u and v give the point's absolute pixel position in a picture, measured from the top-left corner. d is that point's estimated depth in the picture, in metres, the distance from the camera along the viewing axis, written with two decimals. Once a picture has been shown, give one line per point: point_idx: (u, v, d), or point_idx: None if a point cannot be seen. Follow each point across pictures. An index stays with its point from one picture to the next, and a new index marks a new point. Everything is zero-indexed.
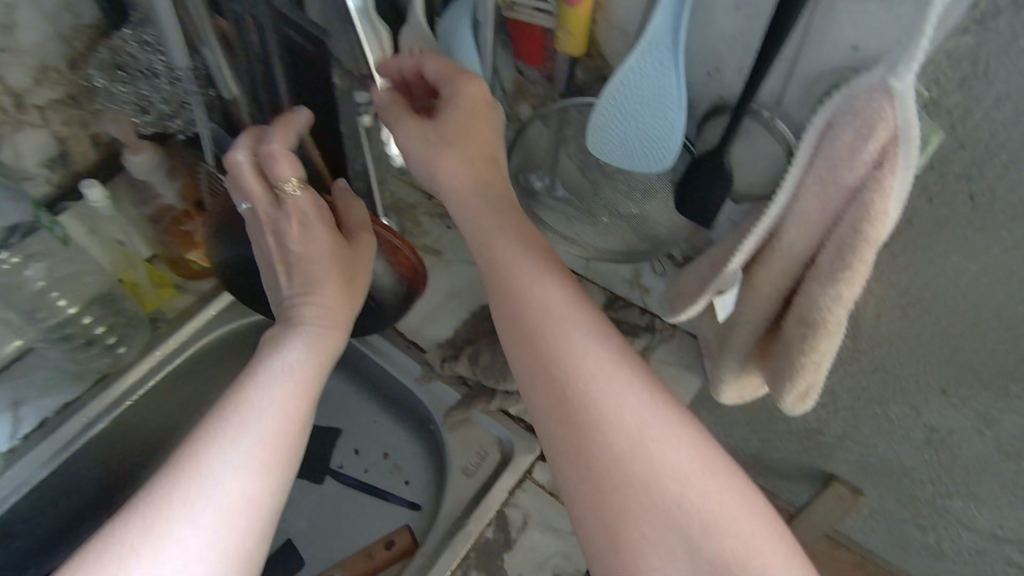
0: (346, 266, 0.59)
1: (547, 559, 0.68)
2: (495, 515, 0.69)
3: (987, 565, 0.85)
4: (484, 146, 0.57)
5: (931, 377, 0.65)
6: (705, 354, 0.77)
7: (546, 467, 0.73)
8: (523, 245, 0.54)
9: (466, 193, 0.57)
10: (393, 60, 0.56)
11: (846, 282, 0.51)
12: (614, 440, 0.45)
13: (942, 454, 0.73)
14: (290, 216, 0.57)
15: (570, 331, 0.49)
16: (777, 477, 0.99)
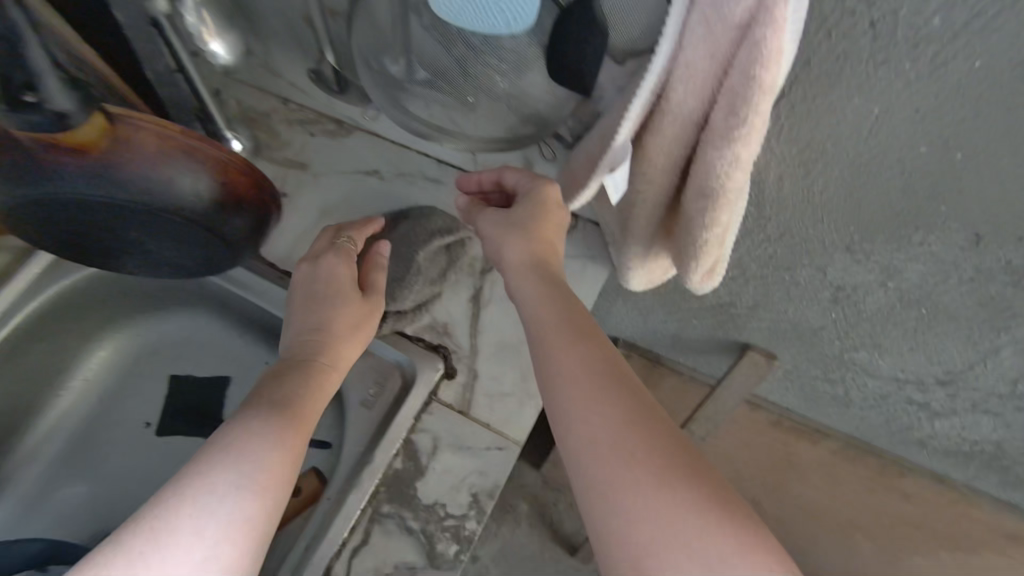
0: (354, 321, 0.63)
1: (464, 479, 0.65)
2: (402, 445, 0.65)
3: (890, 405, 0.89)
4: (554, 234, 0.58)
5: (836, 236, 0.62)
6: (610, 241, 0.72)
7: (451, 386, 0.69)
8: (571, 308, 0.52)
9: (523, 265, 0.56)
10: (475, 173, 0.65)
11: (742, 139, 0.45)
12: (638, 474, 0.41)
13: (848, 310, 0.72)
14: (330, 260, 0.65)
15: (608, 385, 0.46)
16: (697, 353, 0.99)
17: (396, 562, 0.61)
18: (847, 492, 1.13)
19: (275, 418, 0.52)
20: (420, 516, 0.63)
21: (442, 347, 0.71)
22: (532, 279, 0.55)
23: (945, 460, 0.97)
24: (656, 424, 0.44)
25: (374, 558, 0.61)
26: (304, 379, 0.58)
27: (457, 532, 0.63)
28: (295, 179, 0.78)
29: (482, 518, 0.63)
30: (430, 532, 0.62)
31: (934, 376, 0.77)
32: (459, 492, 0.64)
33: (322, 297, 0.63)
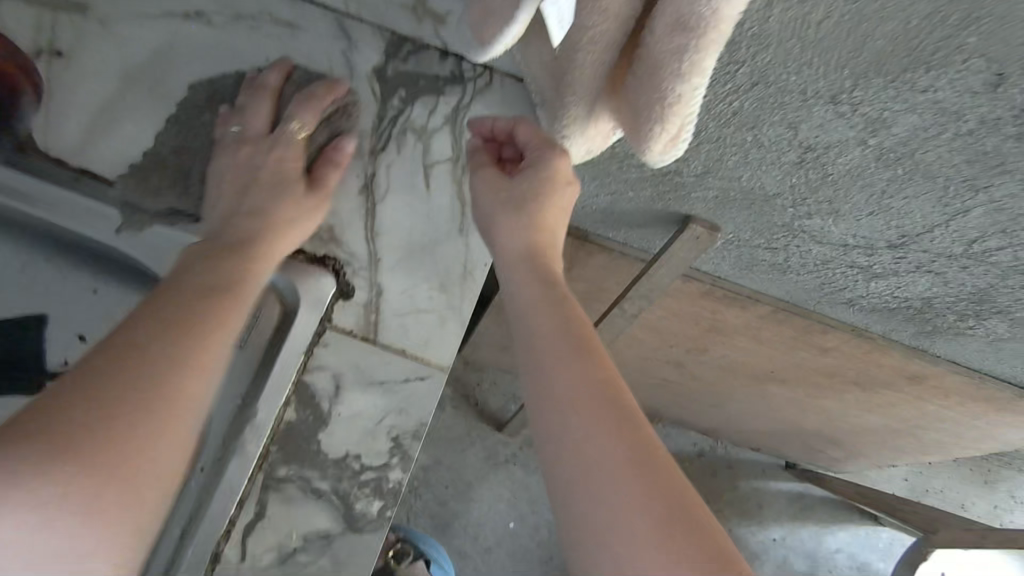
0: (294, 208, 0.58)
1: (379, 420, 0.58)
2: (293, 391, 0.57)
3: (829, 270, 0.84)
4: (551, 220, 0.58)
5: (822, 84, 0.49)
6: (540, 100, 0.57)
7: (349, 309, 0.60)
8: (569, 317, 0.53)
9: (519, 261, 0.57)
10: (488, 119, 0.59)
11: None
12: (624, 515, 0.43)
13: (813, 173, 0.62)
14: (279, 146, 0.60)
15: (605, 410, 0.47)
16: (629, 228, 0.88)
17: (306, 531, 0.55)
18: (769, 351, 1.14)
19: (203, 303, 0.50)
20: (329, 475, 0.57)
21: (330, 258, 0.61)
22: (530, 281, 0.56)
23: (868, 316, 0.97)
24: (651, 461, 0.45)
25: (276, 530, 0.55)
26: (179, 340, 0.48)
27: (379, 487, 0.57)
28: (74, 32, 0.60)
29: (405, 465, 0.58)
30: (344, 492, 0.56)
31: (886, 240, 0.71)
32: (376, 439, 0.58)
33: (262, 185, 0.58)
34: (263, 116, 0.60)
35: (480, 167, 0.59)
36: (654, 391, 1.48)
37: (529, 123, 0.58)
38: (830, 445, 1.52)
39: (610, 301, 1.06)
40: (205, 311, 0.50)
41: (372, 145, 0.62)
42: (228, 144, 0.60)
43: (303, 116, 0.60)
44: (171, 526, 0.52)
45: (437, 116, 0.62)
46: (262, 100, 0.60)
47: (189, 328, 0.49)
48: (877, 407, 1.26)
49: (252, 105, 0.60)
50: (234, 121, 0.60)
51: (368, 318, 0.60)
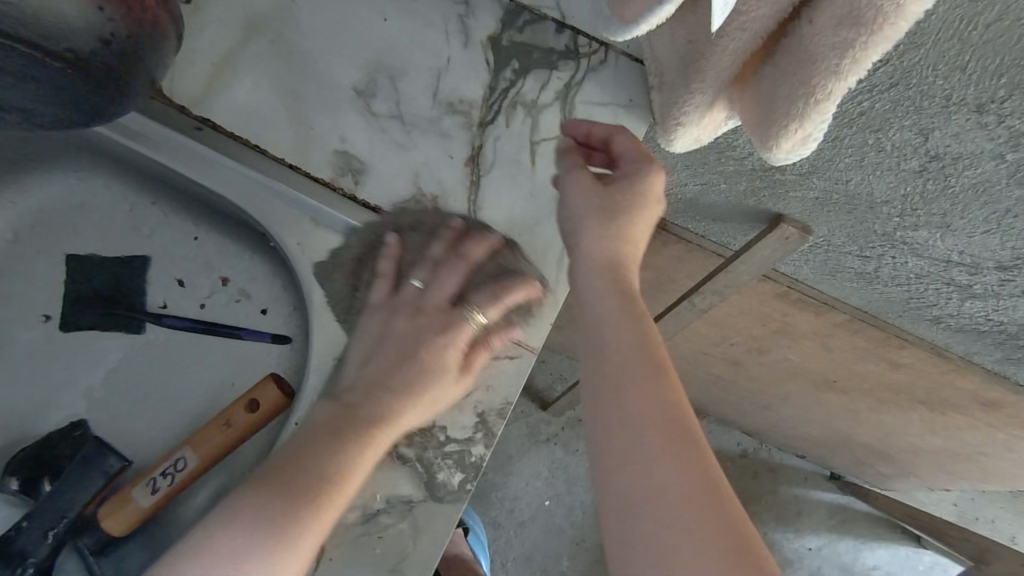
0: (437, 396, 0.56)
1: (467, 393, 0.59)
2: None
3: (922, 285, 0.81)
4: (637, 234, 0.56)
5: (970, 91, 0.46)
6: (655, 84, 0.54)
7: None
8: (648, 340, 0.51)
9: (601, 266, 0.54)
10: (588, 122, 0.56)
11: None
12: (682, 551, 0.43)
13: (933, 183, 0.59)
14: (444, 337, 0.56)
15: (675, 439, 0.47)
16: (712, 222, 0.85)
17: (388, 495, 0.56)
18: (836, 361, 1.10)
19: (343, 445, 0.52)
20: (414, 443, 0.58)
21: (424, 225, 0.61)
22: (610, 298, 0.53)
23: (954, 337, 0.92)
24: (717, 499, 0.45)
25: (361, 492, 0.56)
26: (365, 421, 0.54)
27: (462, 460, 0.58)
28: None
29: (489, 441, 0.58)
30: (429, 460, 0.57)
31: (996, 261, 0.67)
32: (462, 412, 0.58)
33: (421, 357, 0.56)
34: (446, 286, 0.57)
35: (576, 170, 0.56)
36: (705, 386, 1.46)
37: (627, 133, 0.56)
38: (882, 461, 1.47)
39: (679, 293, 1.04)
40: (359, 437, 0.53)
41: (482, 116, 0.59)
42: (380, 311, 0.58)
43: (489, 318, 0.56)
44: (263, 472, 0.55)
45: (548, 91, 0.59)
46: (451, 267, 0.57)
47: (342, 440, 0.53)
48: (940, 429, 1.21)
49: (446, 268, 0.57)
50: (418, 274, 0.58)
51: None
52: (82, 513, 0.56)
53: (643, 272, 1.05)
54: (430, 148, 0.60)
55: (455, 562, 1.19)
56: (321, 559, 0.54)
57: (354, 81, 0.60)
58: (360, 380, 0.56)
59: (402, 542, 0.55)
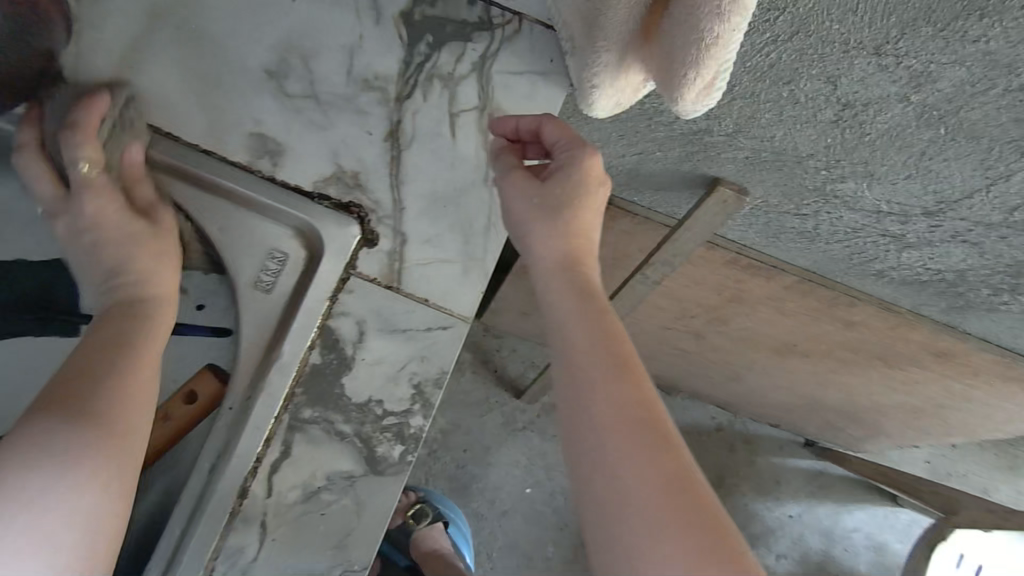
0: (143, 240, 0.57)
1: (401, 366, 0.59)
2: (318, 335, 0.58)
3: (860, 240, 0.82)
4: (582, 225, 0.55)
5: (866, 32, 0.47)
6: (569, 49, 0.54)
7: (373, 256, 0.59)
8: (607, 337, 0.51)
9: (556, 270, 0.54)
10: (512, 116, 0.55)
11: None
12: (660, 548, 0.43)
13: (849, 133, 0.60)
14: (84, 199, 0.56)
15: (642, 436, 0.47)
16: (655, 191, 0.86)
17: (330, 471, 0.57)
18: (792, 324, 1.12)
19: (127, 333, 0.53)
20: (352, 419, 0.58)
21: (355, 206, 0.58)
22: (566, 290, 0.53)
23: (897, 290, 0.95)
24: (688, 494, 0.45)
25: (300, 470, 0.57)
26: (137, 342, 0.53)
27: (401, 432, 0.59)
28: None
29: (427, 412, 0.59)
30: (367, 435, 0.58)
31: (922, 207, 0.69)
32: (398, 385, 0.59)
33: (112, 238, 0.56)
34: (47, 185, 0.56)
35: (510, 170, 0.55)
36: (674, 362, 1.47)
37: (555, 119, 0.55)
38: (851, 423, 1.50)
39: (635, 267, 1.04)
40: (148, 323, 0.54)
41: (399, 90, 0.56)
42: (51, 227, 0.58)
43: (89, 150, 0.53)
44: (205, 456, 0.55)
45: (464, 63, 0.56)
46: (31, 160, 0.56)
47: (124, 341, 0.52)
48: (900, 385, 1.24)
49: (40, 163, 0.56)
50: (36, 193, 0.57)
51: (392, 266, 0.59)
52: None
53: (597, 250, 1.05)
54: (347, 126, 0.57)
55: (436, 556, 1.20)
56: (263, 540, 0.56)
57: (266, 63, 0.56)
58: (123, 293, 0.55)
59: (343, 519, 0.57)
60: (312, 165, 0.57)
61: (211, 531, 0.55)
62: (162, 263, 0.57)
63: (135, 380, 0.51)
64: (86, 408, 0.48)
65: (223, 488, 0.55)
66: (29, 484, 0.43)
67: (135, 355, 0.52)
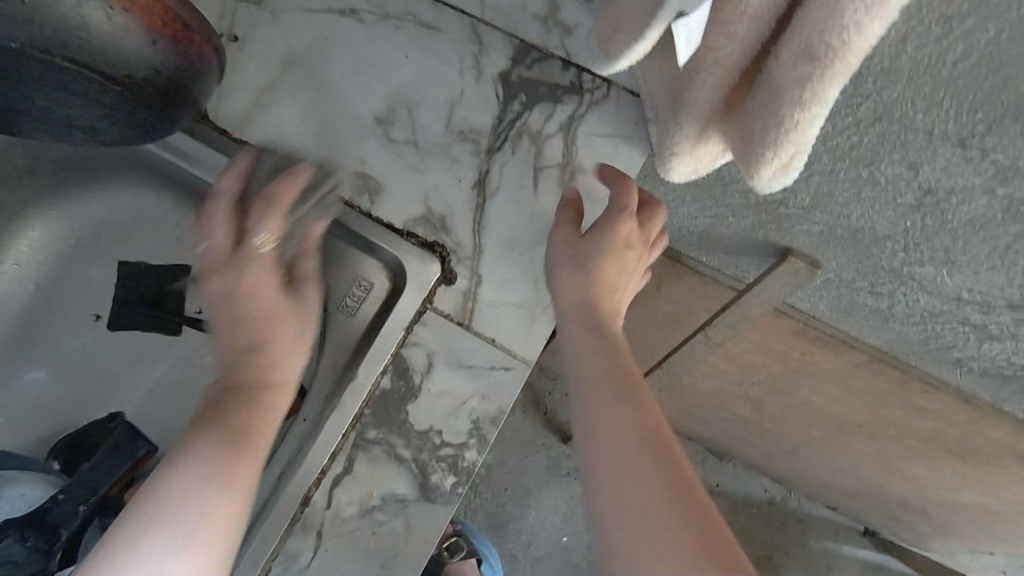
0: (278, 305, 0.58)
1: (463, 402, 0.61)
2: (391, 361, 0.61)
3: (938, 325, 0.80)
4: (611, 283, 0.59)
5: (951, 125, 0.48)
6: (651, 117, 0.57)
7: (449, 294, 0.62)
8: (613, 368, 0.54)
9: (573, 311, 0.58)
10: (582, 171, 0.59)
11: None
12: (660, 553, 0.44)
13: (931, 218, 0.60)
14: (247, 267, 0.57)
15: (646, 456, 0.49)
16: (725, 254, 0.87)
17: (385, 492, 0.60)
18: (859, 403, 1.08)
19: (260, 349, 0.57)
20: (412, 445, 0.61)
21: (438, 246, 0.62)
22: (582, 329, 0.57)
23: (977, 381, 0.90)
24: (692, 507, 0.46)
25: (359, 487, 0.60)
26: (269, 388, 0.56)
27: (455, 464, 0.61)
28: (245, 15, 0.60)
29: (481, 448, 0.61)
30: (423, 462, 0.61)
31: (1006, 299, 0.67)
32: (457, 419, 0.61)
33: (258, 288, 0.57)
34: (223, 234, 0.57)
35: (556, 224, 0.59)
36: (729, 427, 1.43)
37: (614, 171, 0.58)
38: (918, 517, 1.40)
39: (697, 325, 1.03)
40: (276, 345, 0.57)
41: (489, 143, 0.59)
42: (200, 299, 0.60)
43: (273, 227, 0.57)
44: (275, 463, 0.59)
45: (552, 123, 0.59)
46: (219, 210, 0.56)
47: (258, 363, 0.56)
48: (976, 483, 1.16)
49: (213, 219, 0.57)
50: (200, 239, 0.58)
51: (465, 304, 0.62)
52: (107, 494, 0.59)
53: (660, 304, 1.05)
54: (440, 172, 0.60)
55: None
56: (318, 547, 0.59)
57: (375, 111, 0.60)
58: (252, 325, 0.57)
59: (392, 539, 0.60)
60: (402, 205, 0.61)
61: (274, 533, 0.58)
62: (283, 321, 0.57)
63: (267, 401, 0.55)
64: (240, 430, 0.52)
65: (287, 497, 0.58)
66: (182, 481, 0.48)
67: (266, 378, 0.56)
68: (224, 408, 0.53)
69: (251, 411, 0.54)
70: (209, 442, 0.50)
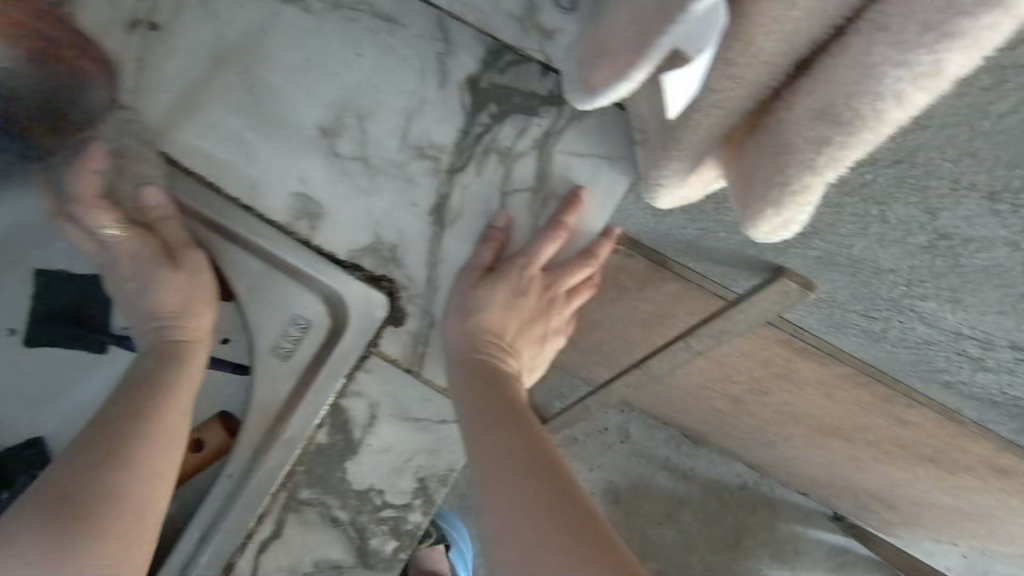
0: (177, 292, 0.55)
1: (409, 459, 0.60)
2: (328, 413, 0.58)
3: (933, 351, 0.75)
4: (513, 328, 0.54)
5: (982, 176, 0.41)
6: (641, 140, 0.47)
7: (396, 337, 0.58)
8: (489, 390, 0.50)
9: (459, 349, 0.53)
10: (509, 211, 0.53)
11: (971, 17, 0.23)
12: (535, 554, 0.37)
13: (942, 260, 0.54)
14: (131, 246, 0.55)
15: (519, 462, 0.43)
16: (713, 263, 0.80)
17: (320, 556, 0.60)
18: (841, 410, 1.04)
19: (147, 405, 0.50)
20: (349, 506, 0.60)
21: (386, 279, 0.56)
22: (464, 366, 0.52)
23: (966, 402, 0.86)
24: (563, 494, 0.40)
25: (289, 551, 0.59)
26: (183, 365, 0.54)
27: (396, 527, 0.61)
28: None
29: (426, 509, 0.61)
30: (361, 526, 0.60)
31: (1010, 341, 0.61)
32: (401, 477, 0.60)
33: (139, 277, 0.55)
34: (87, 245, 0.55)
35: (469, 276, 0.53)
36: (707, 418, 1.40)
37: (550, 207, 0.53)
38: (887, 510, 1.40)
39: (678, 330, 0.98)
40: (164, 379, 0.52)
41: (451, 162, 0.52)
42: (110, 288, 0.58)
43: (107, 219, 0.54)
44: (198, 524, 0.55)
45: (525, 140, 0.51)
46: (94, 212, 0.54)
47: (124, 437, 0.48)
48: (949, 488, 1.14)
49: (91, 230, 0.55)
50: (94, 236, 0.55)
51: (415, 349, 0.58)
52: None
53: (639, 305, 0.99)
54: (393, 195, 0.53)
55: None
56: None
57: (318, 120, 0.51)
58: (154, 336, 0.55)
59: None
60: (351, 234, 0.54)
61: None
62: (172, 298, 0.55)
63: (143, 467, 0.48)
64: (90, 520, 0.43)
65: (203, 564, 0.56)
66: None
67: (143, 436, 0.49)
68: (81, 481, 0.45)
69: (114, 487, 0.45)
70: (52, 550, 0.41)
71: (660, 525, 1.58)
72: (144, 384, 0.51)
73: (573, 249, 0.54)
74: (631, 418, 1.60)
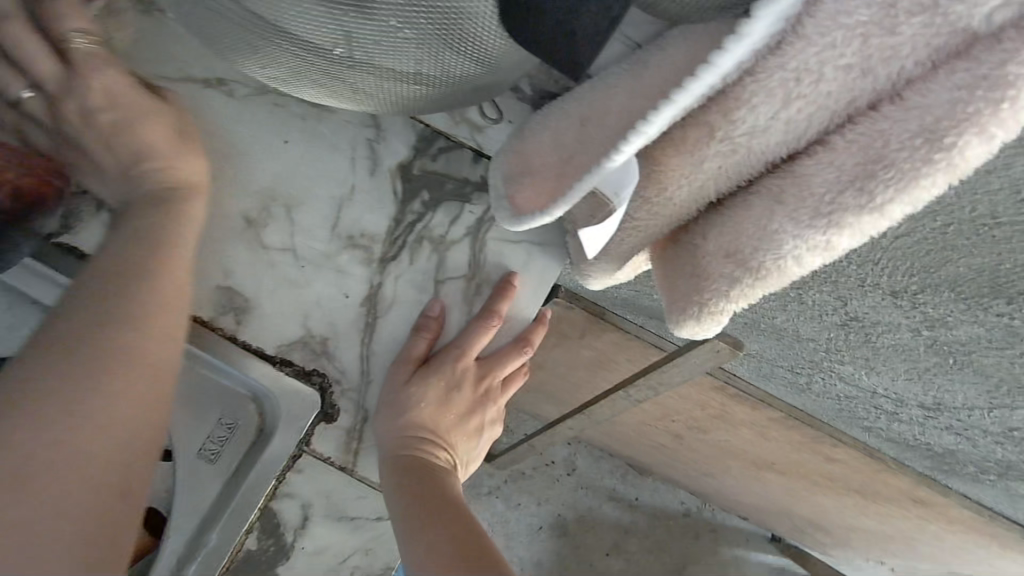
0: (181, 152, 0.43)
1: (343, 559, 0.56)
2: (257, 518, 0.53)
3: (853, 401, 0.79)
4: (448, 418, 0.53)
5: (886, 277, 0.45)
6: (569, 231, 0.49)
7: (329, 434, 0.54)
8: (422, 493, 0.48)
9: (391, 451, 0.51)
10: (438, 302, 0.52)
11: (854, 212, 0.26)
12: None
13: (856, 335, 0.57)
14: (89, 82, 0.40)
15: (455, 559, 0.41)
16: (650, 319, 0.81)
17: None
18: (775, 446, 1.08)
19: (139, 258, 0.39)
20: None
21: (318, 372, 0.52)
22: (396, 468, 0.50)
23: (884, 443, 0.91)
24: None
25: None
26: (181, 212, 0.42)
27: None
28: None
29: None
30: None
31: (919, 401, 0.62)
32: None
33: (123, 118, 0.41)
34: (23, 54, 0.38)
35: (400, 367, 0.52)
36: (650, 450, 1.42)
37: (479, 297, 0.53)
38: (819, 531, 1.46)
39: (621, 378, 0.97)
40: (174, 232, 0.41)
41: (383, 252, 0.51)
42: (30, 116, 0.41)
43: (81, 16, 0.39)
44: None
45: (458, 227, 0.51)
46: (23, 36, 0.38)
47: (123, 304, 0.36)
48: (874, 514, 1.20)
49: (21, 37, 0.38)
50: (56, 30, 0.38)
51: (348, 445, 0.54)
52: None
53: (581, 351, 0.99)
54: (324, 286, 0.51)
55: None
56: None
57: (244, 209, 0.49)
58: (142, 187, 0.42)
59: None
60: (278, 327, 0.51)
61: None
62: (173, 142, 0.42)
63: (125, 357, 0.35)
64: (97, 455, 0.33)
65: None
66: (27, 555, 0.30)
67: (144, 338, 0.37)
68: (88, 359, 0.34)
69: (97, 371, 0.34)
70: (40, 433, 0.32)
71: (607, 556, 1.58)
72: (141, 231, 0.40)
73: (506, 335, 0.54)
74: (577, 450, 1.60)
